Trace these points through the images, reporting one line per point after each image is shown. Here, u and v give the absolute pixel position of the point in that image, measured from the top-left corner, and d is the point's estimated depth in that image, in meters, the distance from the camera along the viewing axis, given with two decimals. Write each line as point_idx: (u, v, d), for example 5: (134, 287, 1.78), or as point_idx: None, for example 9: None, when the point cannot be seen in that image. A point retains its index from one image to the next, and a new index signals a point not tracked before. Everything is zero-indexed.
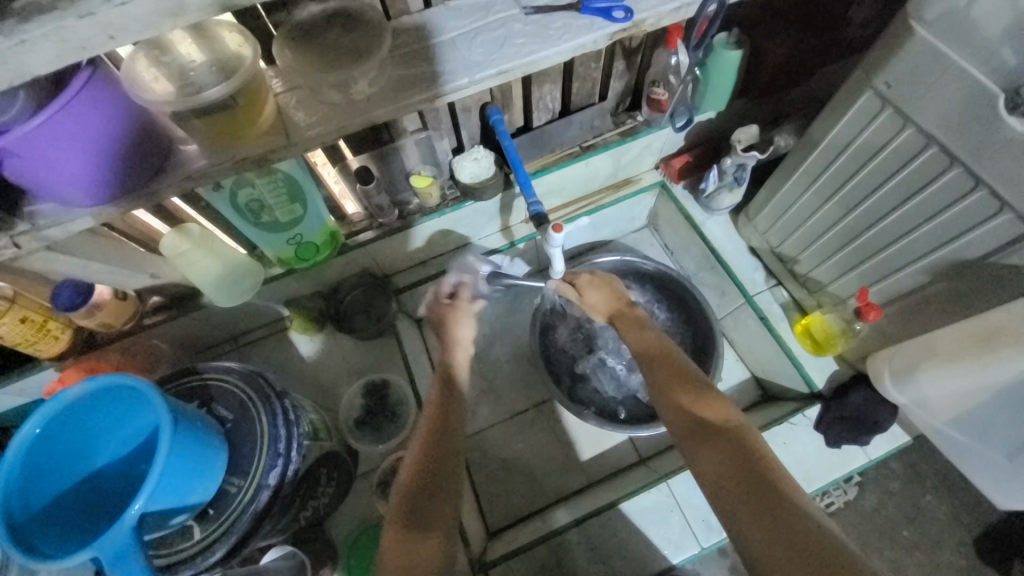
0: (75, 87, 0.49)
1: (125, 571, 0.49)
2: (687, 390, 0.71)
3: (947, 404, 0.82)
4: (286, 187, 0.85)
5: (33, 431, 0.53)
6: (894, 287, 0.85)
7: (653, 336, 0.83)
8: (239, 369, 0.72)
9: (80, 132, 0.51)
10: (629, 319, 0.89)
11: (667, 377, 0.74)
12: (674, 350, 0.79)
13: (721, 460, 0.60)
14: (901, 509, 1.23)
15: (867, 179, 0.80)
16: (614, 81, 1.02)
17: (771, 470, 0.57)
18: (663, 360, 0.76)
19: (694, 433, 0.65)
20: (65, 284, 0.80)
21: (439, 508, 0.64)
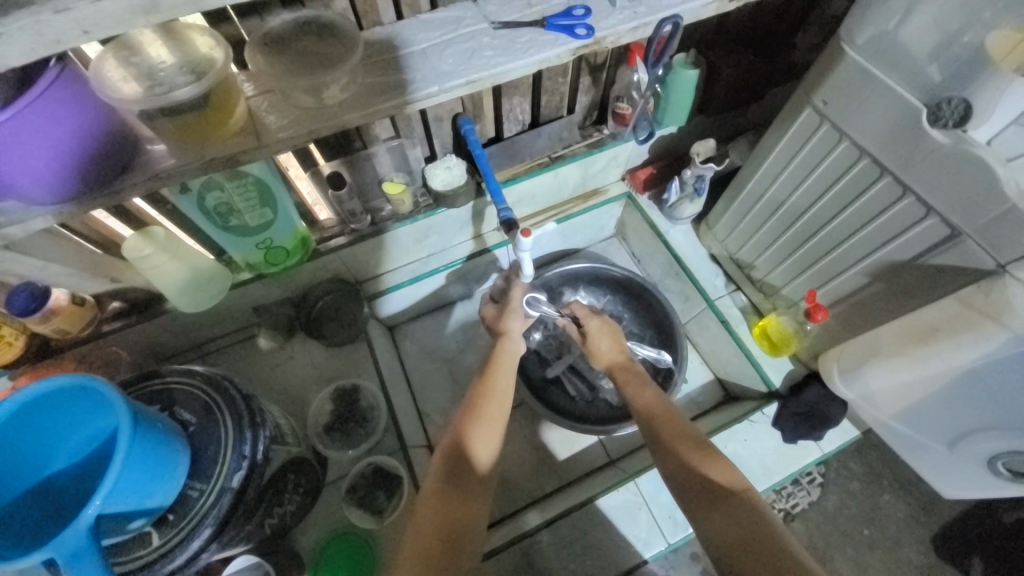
0: (26, 99, 0.48)
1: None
2: (695, 451, 0.73)
3: (891, 398, 0.88)
4: (257, 191, 0.85)
5: None
6: (839, 288, 0.91)
7: (652, 391, 0.85)
8: (204, 372, 0.71)
9: (33, 142, 0.51)
10: (629, 374, 0.90)
11: (674, 437, 0.75)
12: (673, 410, 0.81)
13: (729, 525, 0.62)
14: (862, 508, 1.29)
15: (812, 189, 0.86)
16: (581, 96, 1.08)
17: (774, 532, 0.59)
18: (668, 421, 0.79)
19: (703, 498, 0.67)
20: (20, 288, 0.79)
21: (464, 508, 0.68)
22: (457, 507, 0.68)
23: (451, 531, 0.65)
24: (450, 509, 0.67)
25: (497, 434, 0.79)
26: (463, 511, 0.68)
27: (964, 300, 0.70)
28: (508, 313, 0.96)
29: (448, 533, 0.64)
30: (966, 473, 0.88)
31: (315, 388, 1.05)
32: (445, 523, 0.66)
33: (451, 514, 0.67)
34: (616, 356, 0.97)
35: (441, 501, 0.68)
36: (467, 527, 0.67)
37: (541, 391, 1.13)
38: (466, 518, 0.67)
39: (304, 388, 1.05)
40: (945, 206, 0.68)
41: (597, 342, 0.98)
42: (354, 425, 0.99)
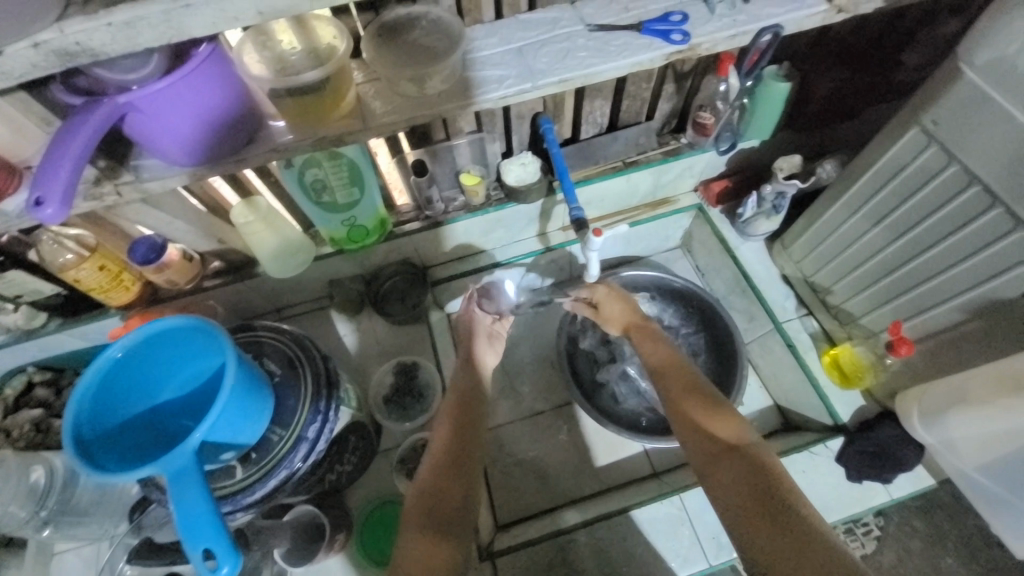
0: (172, 77, 0.55)
1: (180, 491, 0.53)
2: (705, 408, 0.75)
3: (977, 449, 0.81)
4: (348, 171, 0.92)
5: (114, 355, 0.59)
6: (930, 323, 0.85)
7: (665, 348, 0.89)
8: (291, 331, 0.78)
9: (178, 110, 0.58)
10: (645, 331, 0.94)
11: (686, 395, 0.78)
12: (683, 363, 0.85)
13: (733, 477, 0.65)
14: (924, 571, 1.18)
15: (908, 214, 0.81)
16: (662, 102, 1.07)
17: (779, 488, 0.61)
18: (678, 375, 0.82)
19: (706, 450, 0.70)
20: (142, 240, 0.90)
21: (453, 490, 0.74)
22: (448, 490, 0.74)
23: (437, 510, 0.71)
24: (441, 493, 0.73)
25: (478, 392, 0.91)
26: (450, 491, 0.74)
27: None
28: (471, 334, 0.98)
29: (432, 511, 0.71)
30: None
31: (375, 362, 1.11)
32: (438, 502, 0.72)
33: (438, 493, 0.73)
34: (628, 317, 0.98)
35: (435, 481, 0.74)
36: (454, 508, 0.72)
37: (589, 393, 1.13)
38: (454, 501, 0.73)
39: (365, 360, 1.12)
40: None
41: (609, 309, 1.00)
42: (410, 399, 1.03)
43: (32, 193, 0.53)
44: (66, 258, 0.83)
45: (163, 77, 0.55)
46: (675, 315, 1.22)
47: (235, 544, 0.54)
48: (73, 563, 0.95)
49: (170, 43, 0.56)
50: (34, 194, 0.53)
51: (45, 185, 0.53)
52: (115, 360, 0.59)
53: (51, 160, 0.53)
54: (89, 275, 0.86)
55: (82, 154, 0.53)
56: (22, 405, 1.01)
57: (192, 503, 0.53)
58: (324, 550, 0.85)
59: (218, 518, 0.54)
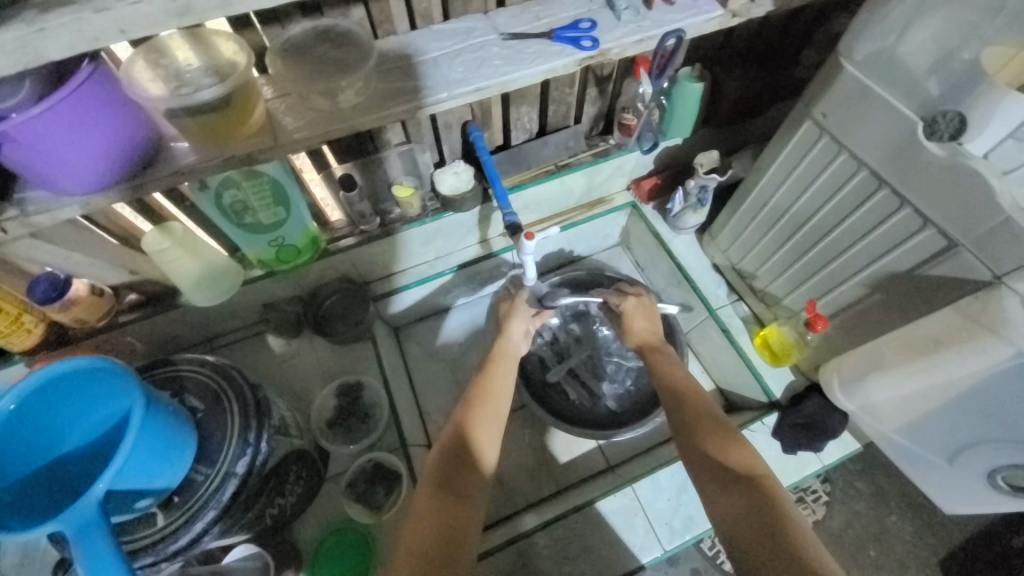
0: (46, 103, 0.51)
1: (86, 549, 0.49)
2: (719, 437, 0.73)
3: (893, 411, 0.87)
4: (271, 190, 0.89)
5: (7, 407, 0.54)
6: (838, 299, 0.92)
7: (683, 372, 0.86)
8: (214, 360, 0.74)
9: (59, 137, 0.54)
10: (662, 353, 0.92)
11: (700, 421, 0.76)
12: (701, 389, 0.82)
13: (739, 506, 0.63)
14: (867, 529, 1.27)
15: (812, 200, 0.88)
16: (587, 106, 1.11)
17: (785, 523, 0.59)
18: (694, 401, 0.79)
19: (715, 481, 0.67)
20: (41, 278, 0.82)
21: (468, 474, 0.74)
22: (460, 470, 0.74)
23: (451, 486, 0.72)
24: (456, 470, 0.74)
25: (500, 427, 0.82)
26: (466, 472, 0.74)
27: (963, 311, 0.70)
28: (512, 314, 1.01)
29: (445, 487, 0.71)
30: (963, 487, 0.88)
31: (319, 385, 1.07)
32: (453, 481, 0.72)
33: (454, 469, 0.74)
34: (650, 335, 0.97)
35: (451, 460, 0.75)
36: (467, 490, 0.72)
37: (541, 395, 1.14)
38: (470, 484, 0.73)
39: (309, 384, 1.07)
40: (942, 218, 0.69)
41: (635, 317, 0.99)
42: (355, 420, 1.00)
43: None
44: None
45: (39, 104, 0.51)
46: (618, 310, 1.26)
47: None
48: None
49: (42, 65, 0.52)
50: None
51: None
52: (9, 411, 0.54)
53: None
54: None
55: None
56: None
57: (98, 563, 0.49)
58: None
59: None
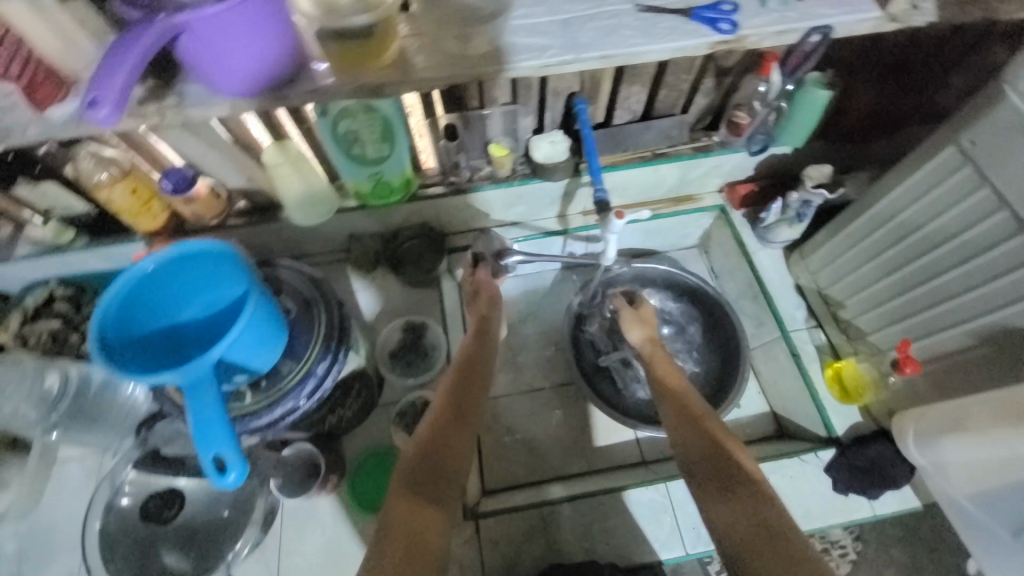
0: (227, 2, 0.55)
1: (196, 399, 0.57)
2: (713, 430, 0.77)
3: (968, 476, 0.81)
4: (381, 126, 0.95)
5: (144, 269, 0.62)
6: (938, 345, 0.85)
7: (676, 371, 0.92)
8: (309, 272, 0.81)
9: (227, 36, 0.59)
10: (659, 352, 0.98)
11: (695, 416, 0.80)
12: (690, 388, 0.88)
13: (728, 489, 0.67)
14: None
15: (933, 234, 0.81)
16: (699, 97, 1.07)
17: (770, 508, 0.62)
18: (683, 397, 0.85)
19: (705, 471, 0.72)
20: (174, 172, 0.91)
21: (455, 445, 0.76)
22: (449, 441, 0.76)
23: (435, 457, 0.73)
24: (445, 440, 0.76)
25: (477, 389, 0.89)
26: (454, 441, 0.76)
27: None
28: (489, 307, 1.03)
29: (428, 457, 0.73)
30: (1022, 568, 0.81)
31: (385, 319, 1.13)
32: (435, 455, 0.74)
33: (443, 440, 0.76)
34: (648, 338, 1.02)
35: (439, 433, 0.76)
36: (453, 462, 0.73)
37: (589, 377, 1.15)
38: (455, 461, 0.74)
39: (377, 317, 1.14)
40: None
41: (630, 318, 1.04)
42: (414, 357, 1.06)
43: (89, 95, 0.56)
44: (98, 177, 0.87)
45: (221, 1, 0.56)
46: (684, 311, 1.23)
47: (243, 455, 0.58)
48: (76, 471, 0.99)
49: None
50: (90, 96, 0.56)
51: (103, 89, 0.55)
52: (144, 273, 0.63)
53: (109, 68, 0.55)
54: (120, 196, 0.89)
55: (134, 68, 0.55)
56: (39, 318, 0.98)
57: (206, 410, 0.57)
58: (318, 488, 0.88)
59: (228, 427, 0.58)
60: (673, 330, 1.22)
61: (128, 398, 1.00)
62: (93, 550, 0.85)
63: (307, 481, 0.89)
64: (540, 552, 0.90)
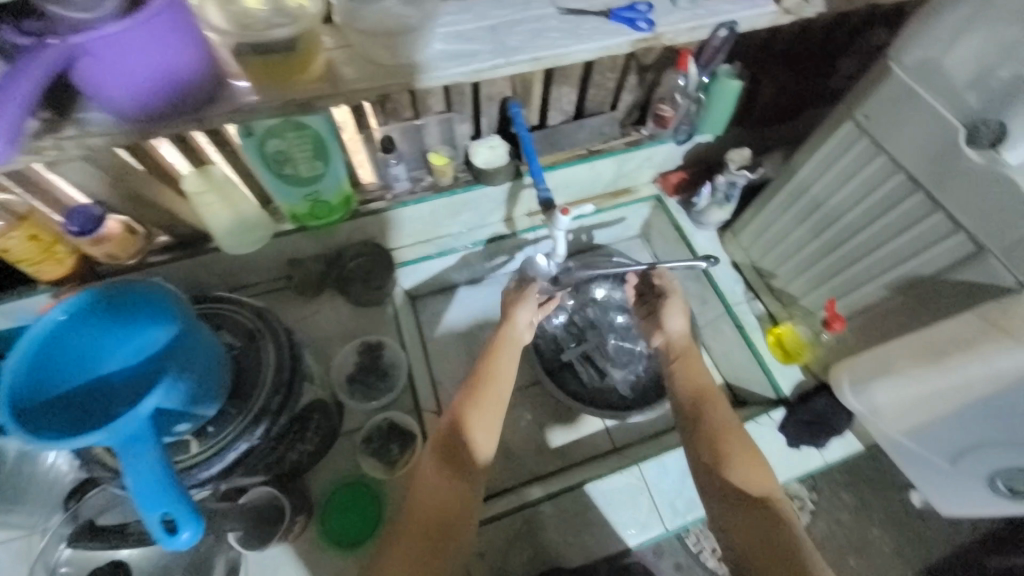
0: (127, 24, 0.51)
1: (136, 456, 0.52)
2: (736, 455, 0.76)
3: (897, 414, 0.90)
4: (312, 144, 0.90)
5: (58, 318, 0.57)
6: (859, 300, 0.95)
7: (706, 375, 0.89)
8: (249, 303, 0.77)
9: (133, 61, 0.55)
10: (688, 353, 0.94)
11: (720, 437, 0.78)
12: (718, 394, 0.85)
13: (746, 527, 0.68)
14: (849, 540, 1.37)
15: (843, 201, 0.90)
16: (625, 94, 1.12)
17: (796, 545, 0.65)
18: (713, 406, 0.82)
19: (735, 500, 0.72)
20: (79, 210, 0.83)
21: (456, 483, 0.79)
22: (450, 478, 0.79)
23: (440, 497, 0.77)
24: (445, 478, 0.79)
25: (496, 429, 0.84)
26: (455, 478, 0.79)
27: (982, 315, 0.73)
28: (519, 302, 0.99)
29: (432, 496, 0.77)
30: (962, 489, 0.93)
31: (338, 343, 1.07)
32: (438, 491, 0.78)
33: (443, 510, 0.76)
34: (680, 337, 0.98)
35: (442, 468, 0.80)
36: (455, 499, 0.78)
37: (555, 373, 1.17)
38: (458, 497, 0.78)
39: (325, 342, 1.07)
40: (973, 223, 0.72)
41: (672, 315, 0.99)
42: (375, 377, 1.02)
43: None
44: None
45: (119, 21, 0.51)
46: None
47: (195, 511, 0.54)
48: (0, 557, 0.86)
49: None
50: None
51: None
52: (58, 323, 0.57)
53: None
54: (18, 245, 0.79)
55: (24, 102, 0.51)
56: None
57: (150, 468, 0.52)
58: (282, 534, 0.83)
59: (174, 482, 0.53)
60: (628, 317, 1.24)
61: (51, 468, 0.89)
62: None
63: (270, 528, 0.83)
64: (527, 555, 0.90)
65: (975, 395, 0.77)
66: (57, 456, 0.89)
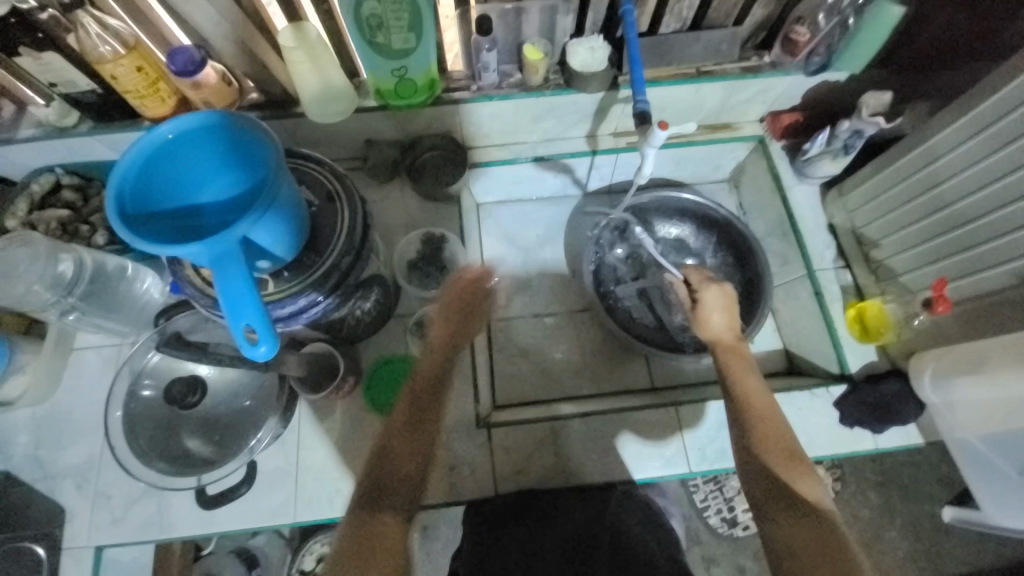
0: None
1: (222, 272, 0.57)
2: (785, 459, 0.69)
3: (981, 414, 0.83)
4: (409, 12, 0.85)
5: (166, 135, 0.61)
6: (977, 285, 0.85)
7: (761, 384, 0.77)
8: (330, 164, 0.78)
9: None
10: (739, 356, 0.81)
11: (770, 439, 0.71)
12: (776, 408, 0.74)
13: (806, 535, 0.61)
14: (865, 534, 1.34)
15: (994, 167, 0.77)
16: (757, 7, 0.96)
17: (842, 549, 0.59)
18: (767, 418, 0.72)
19: (781, 501, 0.65)
20: (183, 50, 0.85)
21: (408, 455, 0.75)
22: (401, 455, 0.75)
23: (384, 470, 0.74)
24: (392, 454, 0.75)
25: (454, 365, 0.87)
26: (405, 450, 0.76)
27: None
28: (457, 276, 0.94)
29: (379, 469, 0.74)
30: (1017, 498, 0.86)
31: (402, 232, 1.08)
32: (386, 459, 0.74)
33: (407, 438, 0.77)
34: (727, 332, 0.85)
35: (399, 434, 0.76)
36: (404, 468, 0.74)
37: (607, 303, 1.14)
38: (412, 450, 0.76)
39: (391, 228, 1.08)
40: None
41: (710, 308, 0.87)
42: (434, 269, 1.03)
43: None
44: (101, 49, 0.78)
45: None
46: (707, 247, 1.20)
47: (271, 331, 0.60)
48: (95, 359, 0.99)
49: None
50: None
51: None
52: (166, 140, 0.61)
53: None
54: (126, 75, 0.82)
55: None
56: (50, 203, 0.97)
57: (231, 285, 0.57)
58: (334, 390, 0.89)
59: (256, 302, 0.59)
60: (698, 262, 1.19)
61: (143, 293, 1.00)
62: (116, 432, 0.87)
63: (321, 380, 0.89)
64: (549, 461, 0.93)
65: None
66: (151, 283, 1.00)
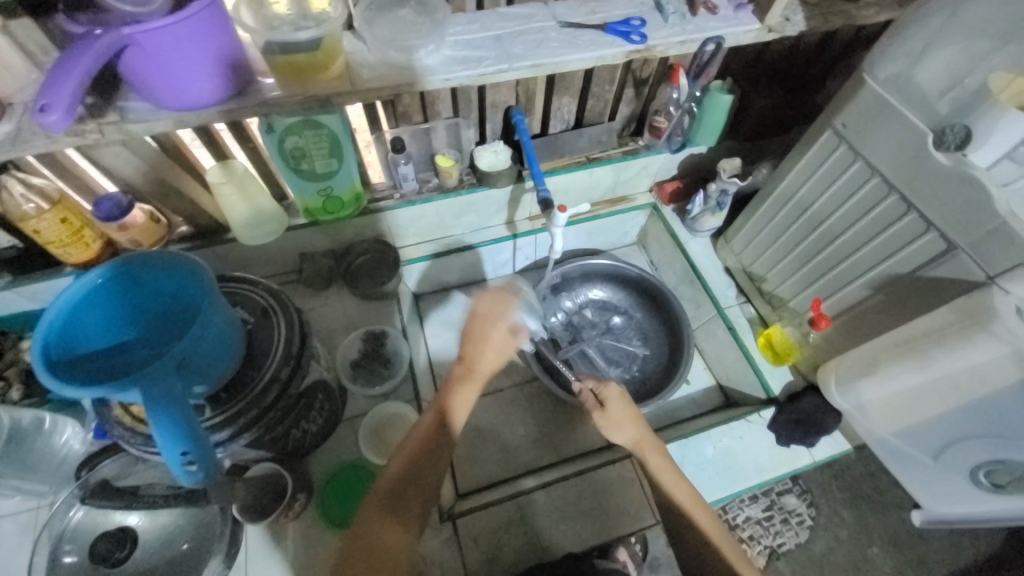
0: (173, 20, 0.58)
1: (153, 413, 0.57)
2: (734, 551, 0.74)
3: (882, 410, 0.93)
4: (329, 142, 0.94)
5: (96, 280, 0.64)
6: (843, 300, 0.98)
7: (688, 484, 0.81)
8: (264, 282, 0.83)
9: (174, 52, 0.62)
10: (663, 459, 0.82)
11: (717, 538, 0.75)
12: (707, 507, 0.79)
13: None
14: (849, 558, 1.36)
15: (824, 208, 0.95)
16: (623, 106, 1.17)
17: None
18: (708, 521, 0.77)
19: None
20: (109, 198, 0.88)
21: (421, 486, 0.75)
22: (417, 483, 0.75)
23: (401, 501, 0.73)
24: (410, 484, 0.74)
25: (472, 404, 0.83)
26: (422, 476, 0.75)
27: (958, 308, 0.76)
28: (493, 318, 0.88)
29: (395, 499, 0.73)
30: (950, 484, 0.95)
31: (343, 333, 1.11)
32: (405, 489, 0.74)
33: (412, 477, 0.74)
34: (641, 431, 0.84)
35: (414, 466, 0.75)
36: (416, 499, 0.74)
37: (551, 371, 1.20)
38: (419, 491, 0.74)
39: (331, 331, 1.11)
40: (942, 222, 0.77)
41: (618, 413, 0.86)
42: (378, 365, 1.05)
43: (39, 100, 0.58)
44: (25, 207, 0.80)
45: (166, 17, 0.58)
46: (630, 303, 1.33)
47: (209, 460, 0.61)
48: (9, 531, 0.89)
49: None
50: (41, 102, 0.57)
51: (52, 94, 0.57)
52: (96, 283, 0.65)
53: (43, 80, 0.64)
54: (49, 227, 0.83)
55: (82, 79, 0.57)
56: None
57: (168, 429, 0.58)
58: (283, 512, 0.85)
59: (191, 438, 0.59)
60: (624, 318, 1.31)
61: (62, 447, 0.93)
62: None
63: (270, 504, 0.85)
64: (521, 543, 0.92)
65: (958, 392, 0.80)
66: (70, 435, 0.93)
